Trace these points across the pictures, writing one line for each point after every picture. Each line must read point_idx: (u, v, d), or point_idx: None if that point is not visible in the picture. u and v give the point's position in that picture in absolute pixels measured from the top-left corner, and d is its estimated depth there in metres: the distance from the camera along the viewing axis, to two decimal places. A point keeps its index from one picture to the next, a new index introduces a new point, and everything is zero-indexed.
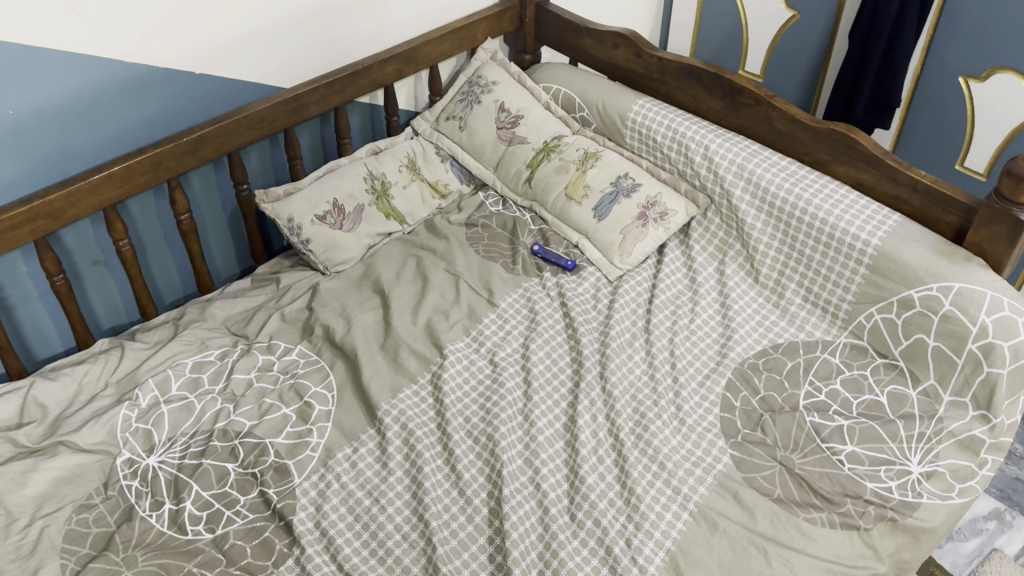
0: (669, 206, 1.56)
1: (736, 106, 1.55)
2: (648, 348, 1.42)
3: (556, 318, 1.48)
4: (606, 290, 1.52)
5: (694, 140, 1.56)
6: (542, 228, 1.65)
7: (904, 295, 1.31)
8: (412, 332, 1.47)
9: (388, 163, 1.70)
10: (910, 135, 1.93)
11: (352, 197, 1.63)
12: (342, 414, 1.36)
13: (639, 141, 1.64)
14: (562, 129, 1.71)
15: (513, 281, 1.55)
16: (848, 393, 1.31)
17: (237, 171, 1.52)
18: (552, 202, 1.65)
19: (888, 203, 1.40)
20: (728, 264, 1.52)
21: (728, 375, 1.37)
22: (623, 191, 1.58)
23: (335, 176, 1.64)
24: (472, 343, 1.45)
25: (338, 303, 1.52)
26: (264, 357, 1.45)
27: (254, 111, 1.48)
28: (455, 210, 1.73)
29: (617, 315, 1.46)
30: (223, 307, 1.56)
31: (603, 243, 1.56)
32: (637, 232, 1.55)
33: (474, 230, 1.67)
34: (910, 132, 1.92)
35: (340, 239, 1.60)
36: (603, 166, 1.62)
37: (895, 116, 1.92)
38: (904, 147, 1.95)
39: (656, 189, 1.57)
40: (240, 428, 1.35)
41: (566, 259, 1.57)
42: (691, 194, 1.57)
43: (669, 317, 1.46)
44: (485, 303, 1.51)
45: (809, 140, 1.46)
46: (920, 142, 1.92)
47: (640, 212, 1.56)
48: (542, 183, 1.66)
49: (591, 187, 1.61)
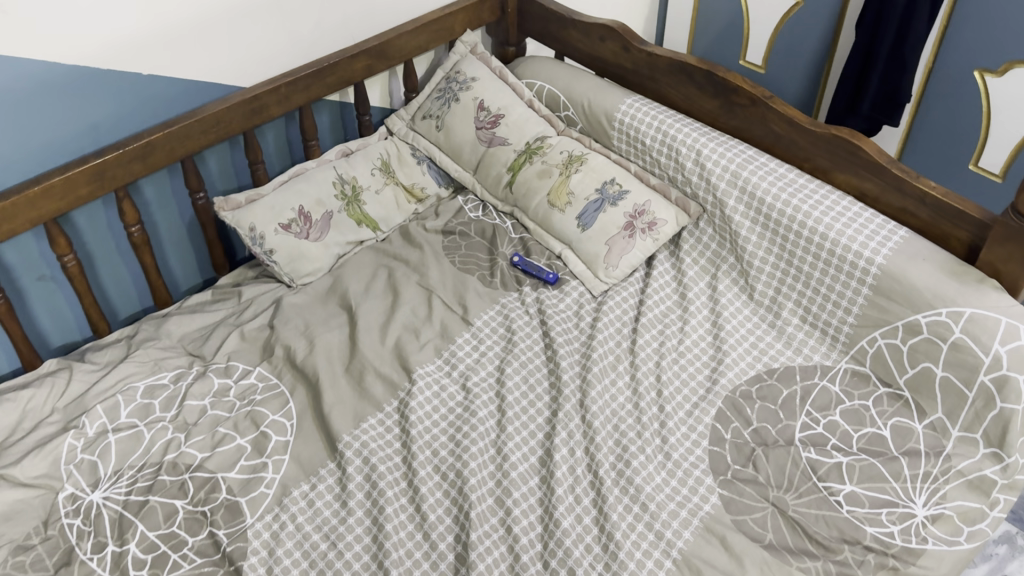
0: (658, 216, 1.44)
1: (731, 107, 1.42)
2: (632, 372, 1.31)
3: (534, 338, 1.37)
4: (590, 306, 1.42)
5: (686, 144, 1.43)
6: (523, 237, 1.55)
7: (910, 319, 1.20)
8: (379, 352, 1.36)
9: (359, 167, 1.60)
10: (921, 131, 1.80)
11: (319, 204, 1.53)
12: (301, 445, 1.26)
13: (627, 144, 1.52)
14: (545, 129, 1.59)
15: (489, 295, 1.44)
16: (848, 427, 1.21)
17: (192, 178, 1.42)
18: (534, 210, 1.53)
19: (893, 215, 1.28)
20: (721, 278, 1.40)
21: (719, 404, 1.26)
22: (609, 199, 1.47)
23: (301, 181, 1.54)
24: (443, 366, 1.34)
25: (301, 321, 1.42)
26: (220, 381, 1.36)
27: (209, 114, 1.37)
28: (432, 215, 1.63)
29: (600, 336, 1.35)
30: (180, 323, 1.46)
31: (587, 254, 1.45)
32: (624, 243, 1.44)
33: (451, 238, 1.56)
34: (921, 129, 1.80)
35: (306, 249, 1.51)
36: (588, 171, 1.50)
37: (904, 112, 1.79)
38: (913, 145, 1.83)
39: (644, 197, 1.46)
40: (190, 461, 1.26)
41: (547, 272, 1.46)
42: (681, 202, 1.45)
43: (656, 338, 1.35)
44: (459, 321, 1.40)
45: (809, 145, 1.34)
46: (931, 140, 1.79)
47: (627, 222, 1.44)
48: (523, 187, 1.55)
49: (575, 195, 1.49)
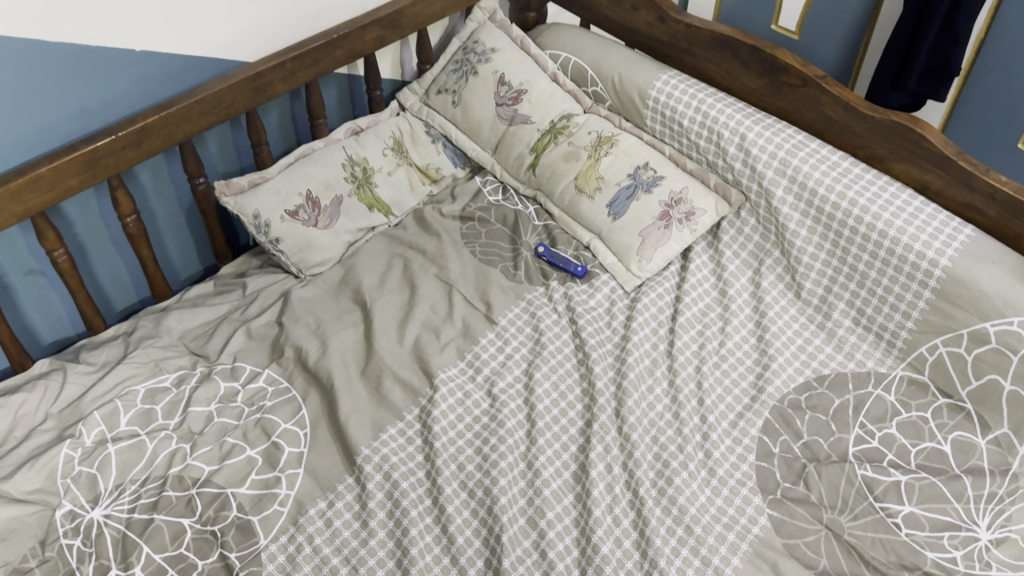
0: (696, 205, 1.33)
1: (778, 88, 1.30)
2: (670, 379, 1.22)
3: (564, 339, 1.27)
4: (622, 304, 1.32)
5: (728, 126, 1.32)
6: (548, 225, 1.44)
7: (976, 328, 1.11)
8: (397, 354, 1.27)
9: (370, 147, 1.49)
10: (968, 106, 1.69)
11: (328, 189, 1.43)
12: (315, 457, 1.17)
13: (661, 124, 1.41)
14: (571, 106, 1.48)
15: (514, 290, 1.34)
16: (905, 441, 1.12)
17: (191, 163, 1.30)
18: (560, 195, 1.43)
19: (956, 211, 1.18)
20: (765, 273, 1.30)
21: (765, 415, 1.17)
22: (643, 185, 1.36)
23: (308, 163, 1.43)
24: (466, 369, 1.25)
25: (312, 317, 1.32)
26: (226, 385, 1.27)
27: (208, 94, 1.25)
28: (448, 198, 1.52)
29: (636, 337, 1.26)
30: (181, 319, 1.36)
31: (618, 245, 1.35)
32: (659, 235, 1.33)
33: (470, 225, 1.46)
34: (968, 103, 1.68)
35: (315, 237, 1.40)
36: (619, 154, 1.39)
37: (951, 86, 1.67)
38: (959, 120, 1.72)
39: (681, 183, 1.35)
40: (197, 475, 1.17)
41: (576, 264, 1.36)
42: (722, 189, 1.35)
43: (695, 340, 1.26)
44: (482, 319, 1.30)
45: (864, 131, 1.23)
46: (978, 116, 1.68)
47: (663, 211, 1.34)
48: (548, 170, 1.44)
49: (605, 180, 1.38)
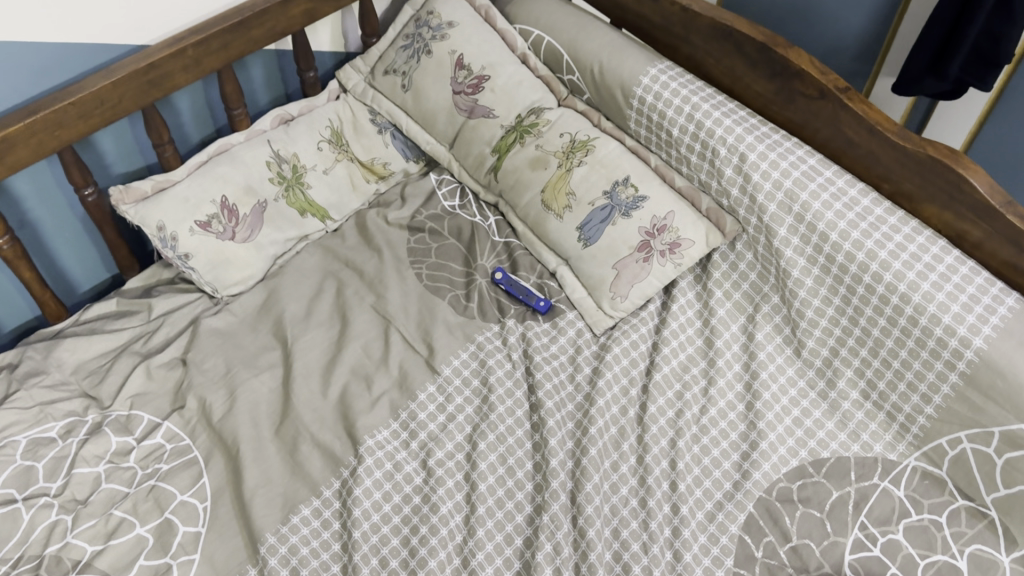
0: (682, 234, 1.11)
1: (790, 97, 1.06)
2: (640, 454, 1.03)
3: (517, 397, 1.08)
4: (589, 351, 1.11)
5: (724, 140, 1.08)
6: (509, 242, 1.23)
7: (1010, 428, 0.90)
8: (319, 410, 1.07)
9: (303, 141, 1.26)
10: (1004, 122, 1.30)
11: (249, 193, 1.20)
12: (214, 542, 0.99)
13: (647, 129, 1.16)
14: (542, 97, 1.24)
15: (462, 330, 1.13)
16: (913, 551, 0.93)
17: (73, 172, 1.08)
18: (524, 209, 1.21)
19: (997, 270, 0.95)
20: (761, 323, 1.09)
21: (749, 509, 0.98)
22: (621, 207, 1.13)
23: (225, 162, 1.20)
24: (399, 433, 1.06)
25: (222, 358, 1.13)
26: (119, 439, 1.08)
27: (87, 93, 1.00)
28: (396, 200, 1.30)
29: (601, 401, 1.05)
30: (75, 349, 1.16)
31: (589, 278, 1.14)
32: (637, 269, 1.12)
33: (418, 237, 1.24)
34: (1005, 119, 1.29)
35: (232, 253, 1.19)
36: (595, 164, 1.16)
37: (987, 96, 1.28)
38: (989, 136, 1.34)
39: (666, 206, 1.12)
40: (78, 556, 0.98)
41: (538, 298, 1.15)
42: (714, 215, 1.12)
43: (671, 405, 1.06)
44: (423, 366, 1.11)
45: (892, 162, 1.00)
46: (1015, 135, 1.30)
47: (643, 240, 1.12)
48: (511, 177, 1.22)
49: (577, 197, 1.16)
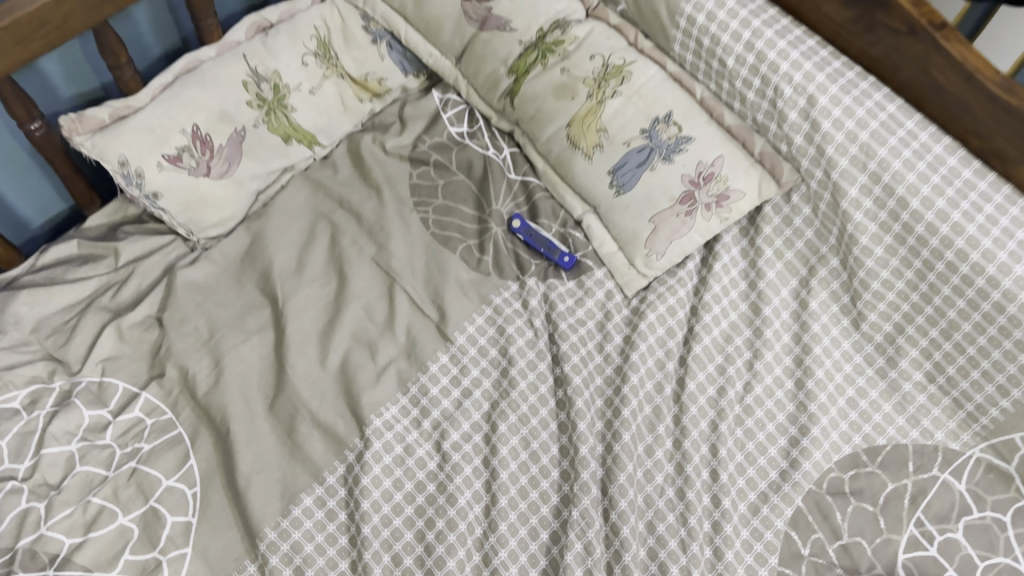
0: (732, 185, 0.96)
1: (872, 27, 0.89)
2: (678, 438, 0.93)
3: (541, 370, 0.96)
4: (621, 317, 0.99)
5: (790, 78, 0.91)
6: (528, 181, 1.08)
7: None
8: (318, 384, 0.95)
9: (285, 55, 1.07)
10: None
11: (224, 121, 1.03)
12: (207, 534, 0.88)
13: (694, 54, 0.99)
14: (569, 6, 1.05)
15: (477, 289, 1.00)
16: (972, 552, 0.85)
17: (13, 105, 0.90)
18: (546, 144, 1.05)
19: None
20: (816, 290, 0.97)
21: (798, 502, 0.89)
22: (663, 150, 0.98)
23: (195, 83, 1.02)
24: (409, 410, 0.94)
25: (204, 319, 0.99)
26: (93, 413, 0.94)
27: (25, 14, 0.80)
28: (395, 124, 1.14)
29: (635, 377, 0.94)
30: (33, 299, 0.99)
31: (621, 231, 1.01)
32: (678, 224, 0.98)
33: (422, 171, 1.09)
34: None
35: (208, 191, 1.02)
36: (633, 96, 0.99)
37: None
38: None
39: (713, 150, 0.97)
40: (54, 551, 0.85)
41: (562, 252, 1.02)
42: (769, 160, 0.97)
43: (711, 381, 0.95)
44: (434, 333, 0.98)
45: (989, 120, 0.84)
46: None
47: (687, 190, 0.97)
48: (531, 106, 1.05)
49: (610, 136, 1.00)
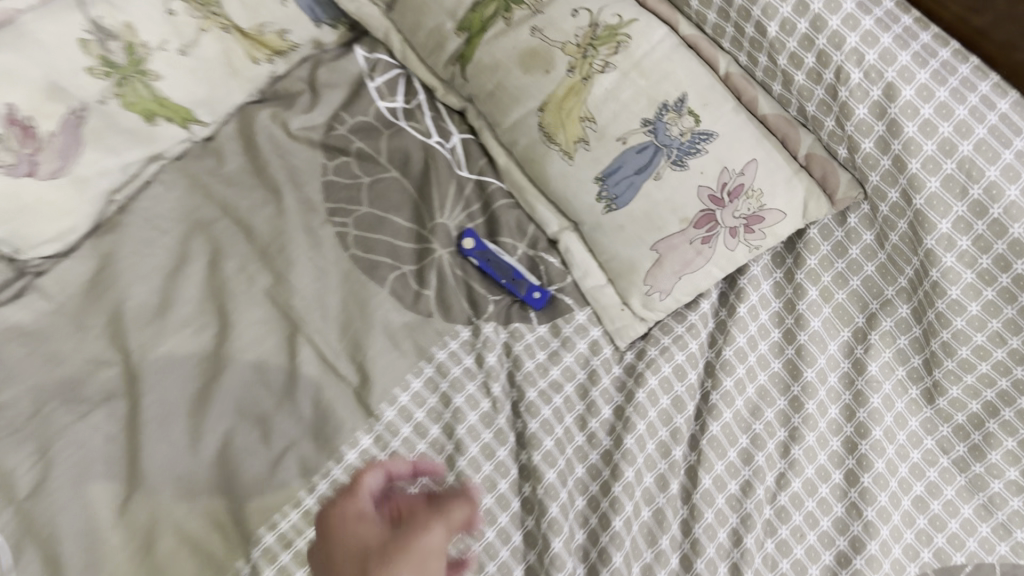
0: (768, 203, 0.69)
1: None
2: (688, 555, 0.66)
3: (501, 459, 0.69)
4: (613, 383, 0.73)
5: (860, 57, 0.63)
6: (484, 181, 0.81)
7: None
8: (189, 483, 0.66)
9: (139, 1, 0.76)
10: None
11: (54, 98, 0.71)
12: None
13: (719, 13, 0.70)
14: None
15: (413, 337, 0.73)
16: None
17: None
18: (510, 133, 0.77)
19: None
20: (877, 349, 0.70)
21: None
22: (672, 151, 0.70)
23: (6, 42, 0.68)
24: (316, 518, 0.66)
25: (28, 385, 0.67)
26: None
27: None
28: (304, 94, 0.84)
29: (630, 471, 0.68)
30: None
31: (613, 259, 0.74)
32: (690, 255, 0.71)
33: (340, 165, 0.81)
34: None
35: (35, 200, 0.70)
36: (631, 72, 0.71)
37: None
38: None
39: (743, 153, 0.69)
40: None
41: (530, 286, 0.75)
42: (818, 167, 0.70)
43: (733, 473, 0.69)
44: (352, 405, 0.70)
45: None
46: None
47: (706, 210, 0.70)
48: (488, 79, 0.76)
49: (598, 128, 0.71)
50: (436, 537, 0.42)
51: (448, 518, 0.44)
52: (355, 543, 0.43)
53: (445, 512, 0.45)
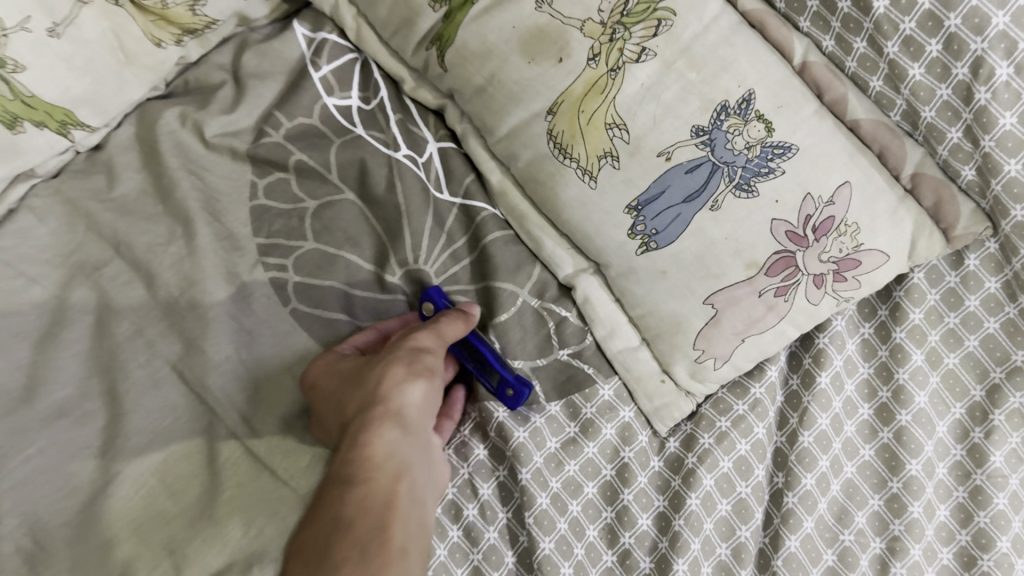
0: (865, 242, 0.51)
1: None
2: None
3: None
4: (652, 484, 0.55)
5: (1012, 44, 0.45)
6: (471, 208, 0.61)
7: None
8: None
9: None
10: None
11: None
12: None
13: None
14: None
15: None
16: None
17: None
18: (507, 144, 0.57)
19: None
20: (1002, 434, 0.54)
21: None
22: (735, 171, 0.51)
23: None
24: None
25: None
26: None
27: None
28: (227, 89, 0.63)
29: None
30: None
31: (652, 317, 0.55)
32: (758, 310, 0.52)
33: (275, 184, 0.60)
34: None
35: None
36: (676, 62, 0.51)
37: None
38: None
39: (832, 174, 0.50)
40: None
41: (501, 380, 0.53)
42: (930, 191, 0.52)
43: None
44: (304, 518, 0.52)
45: None
46: None
47: (783, 251, 0.51)
48: (479, 71, 0.56)
49: (631, 139, 0.52)
50: (414, 337, 0.50)
51: (436, 332, 0.51)
52: (336, 380, 0.50)
53: (431, 324, 0.51)
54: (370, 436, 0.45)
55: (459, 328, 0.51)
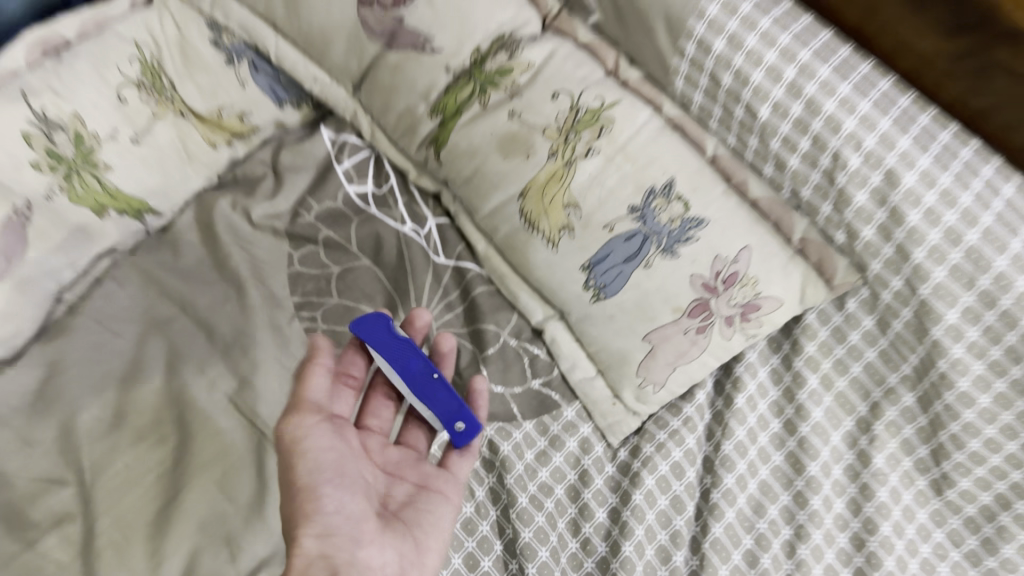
0: (764, 290, 0.66)
1: (986, 66, 0.55)
2: None
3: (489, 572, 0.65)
4: (606, 485, 0.69)
5: (858, 141, 0.60)
6: (462, 268, 0.77)
7: None
8: None
9: (88, 89, 0.72)
10: None
11: None
12: None
13: (704, 94, 0.67)
14: (519, 16, 0.72)
15: None
16: None
17: None
18: (490, 219, 0.73)
19: None
20: (882, 440, 0.68)
21: None
22: (661, 238, 0.66)
23: None
24: None
25: None
26: None
27: None
28: (268, 180, 0.80)
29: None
30: None
31: (607, 352, 0.70)
32: (685, 345, 0.67)
33: (307, 254, 0.77)
34: None
35: None
36: (615, 157, 0.68)
37: None
38: None
39: (737, 238, 0.66)
40: None
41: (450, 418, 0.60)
42: (814, 252, 0.67)
43: None
44: None
45: None
46: None
47: (700, 298, 0.66)
48: (467, 164, 0.73)
49: (583, 214, 0.68)
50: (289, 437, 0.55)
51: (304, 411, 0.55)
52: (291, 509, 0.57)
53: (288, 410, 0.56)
54: (290, 557, 0.49)
55: (313, 384, 0.57)
